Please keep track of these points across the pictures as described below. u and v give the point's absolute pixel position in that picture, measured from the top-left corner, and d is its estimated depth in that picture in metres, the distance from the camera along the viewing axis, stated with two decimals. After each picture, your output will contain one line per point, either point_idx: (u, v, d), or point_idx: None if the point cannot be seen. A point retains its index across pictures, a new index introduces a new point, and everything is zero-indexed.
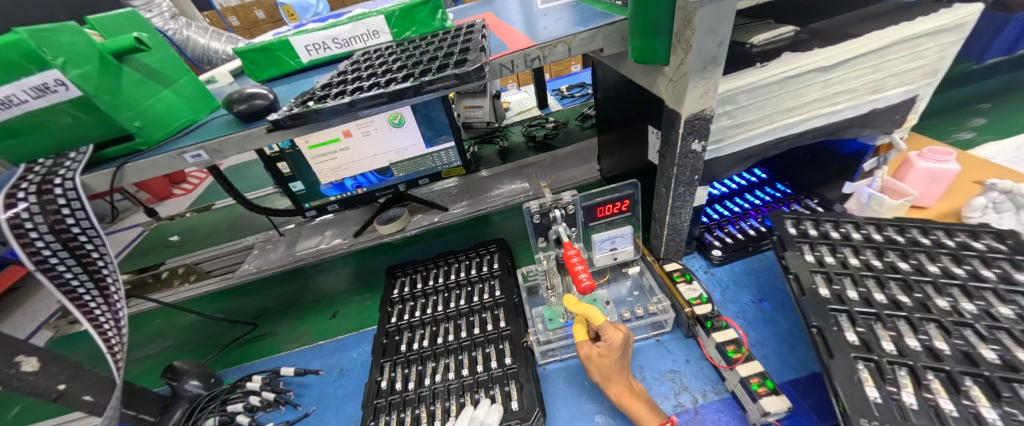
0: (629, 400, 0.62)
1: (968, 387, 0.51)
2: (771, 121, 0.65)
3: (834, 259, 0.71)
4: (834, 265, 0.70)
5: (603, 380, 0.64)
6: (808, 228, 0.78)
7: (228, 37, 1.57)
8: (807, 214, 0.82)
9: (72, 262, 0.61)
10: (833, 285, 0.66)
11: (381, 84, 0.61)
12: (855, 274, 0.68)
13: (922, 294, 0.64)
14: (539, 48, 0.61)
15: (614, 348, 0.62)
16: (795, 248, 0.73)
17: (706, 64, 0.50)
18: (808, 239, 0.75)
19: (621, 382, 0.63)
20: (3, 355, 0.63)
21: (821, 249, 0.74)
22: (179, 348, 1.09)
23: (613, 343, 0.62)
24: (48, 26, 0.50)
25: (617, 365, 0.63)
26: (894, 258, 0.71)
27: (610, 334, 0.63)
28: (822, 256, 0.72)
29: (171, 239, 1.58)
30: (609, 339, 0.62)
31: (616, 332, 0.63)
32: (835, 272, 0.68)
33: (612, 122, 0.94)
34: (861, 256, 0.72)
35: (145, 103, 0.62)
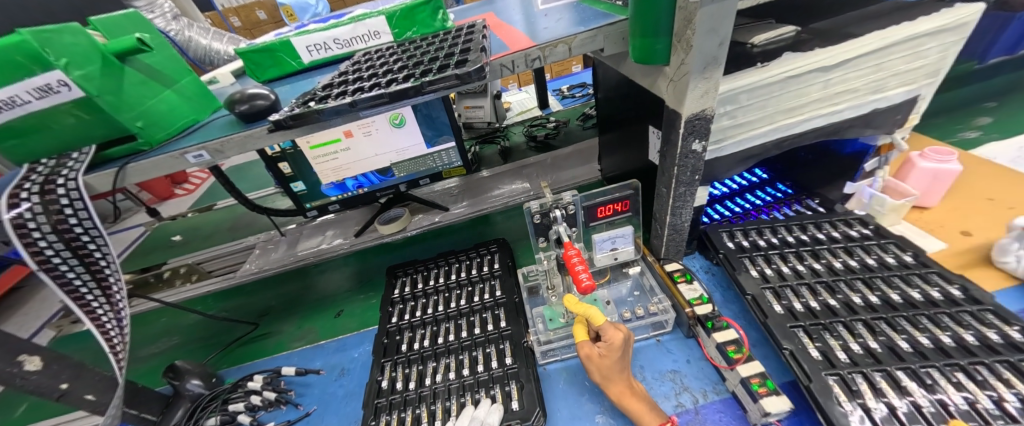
0: (629, 401, 0.62)
1: (903, 381, 0.58)
2: (772, 121, 0.65)
3: (773, 271, 0.78)
4: (773, 277, 0.77)
5: (605, 382, 0.64)
6: (744, 243, 0.85)
7: (230, 37, 1.57)
8: (746, 229, 0.89)
9: (75, 262, 0.62)
10: (781, 302, 0.72)
11: (381, 84, 0.61)
12: (793, 284, 0.75)
13: (844, 295, 0.72)
14: (540, 48, 0.61)
15: (614, 348, 0.62)
16: (740, 264, 0.79)
17: (707, 64, 0.50)
18: (745, 252, 0.82)
19: (621, 383, 0.63)
20: (5, 354, 0.63)
21: (757, 263, 0.80)
22: (181, 348, 1.09)
23: (614, 343, 0.62)
24: (51, 27, 0.50)
25: (617, 365, 0.63)
26: (816, 261, 0.79)
27: (611, 334, 0.63)
28: (761, 270, 0.79)
29: (173, 239, 1.58)
30: (609, 339, 0.63)
31: (617, 332, 0.63)
32: (777, 285, 0.75)
33: (612, 122, 0.94)
34: (792, 265, 0.79)
35: (147, 103, 0.62)
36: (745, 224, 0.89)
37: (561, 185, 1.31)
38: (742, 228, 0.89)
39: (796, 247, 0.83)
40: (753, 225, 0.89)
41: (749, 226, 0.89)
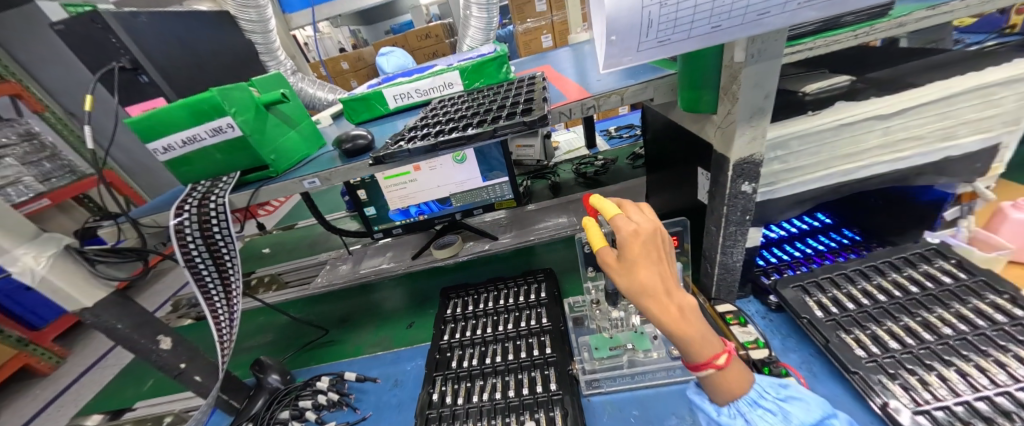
0: (683, 329, 0.46)
1: None
2: (827, 167, 0.66)
3: (871, 340, 0.69)
4: (871, 346, 0.68)
5: (642, 297, 0.46)
6: (825, 301, 0.78)
7: (331, 87, 1.84)
8: (820, 282, 0.82)
9: (210, 263, 0.77)
10: (896, 381, 0.63)
11: (459, 128, 0.73)
12: (900, 355, 0.66)
13: (960, 365, 0.62)
14: (595, 99, 0.69)
15: (636, 244, 0.46)
16: (832, 332, 0.72)
17: (753, 114, 0.53)
18: (832, 316, 0.75)
19: (662, 292, 0.46)
20: (149, 332, 0.78)
21: (851, 328, 0.72)
22: (263, 347, 1.24)
23: (632, 240, 0.46)
24: (229, 86, 0.70)
25: (655, 272, 0.46)
26: (913, 322, 0.70)
27: (630, 226, 0.46)
28: (858, 338, 0.70)
29: (262, 251, 1.82)
30: (625, 236, 0.46)
31: (633, 225, 0.46)
32: (882, 358, 0.66)
33: (661, 162, 0.98)
34: (886, 327, 0.71)
35: (279, 141, 0.80)
36: (817, 274, 0.83)
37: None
38: (814, 280, 0.82)
39: (885, 304, 0.74)
40: (827, 274, 0.83)
41: (822, 278, 0.82)
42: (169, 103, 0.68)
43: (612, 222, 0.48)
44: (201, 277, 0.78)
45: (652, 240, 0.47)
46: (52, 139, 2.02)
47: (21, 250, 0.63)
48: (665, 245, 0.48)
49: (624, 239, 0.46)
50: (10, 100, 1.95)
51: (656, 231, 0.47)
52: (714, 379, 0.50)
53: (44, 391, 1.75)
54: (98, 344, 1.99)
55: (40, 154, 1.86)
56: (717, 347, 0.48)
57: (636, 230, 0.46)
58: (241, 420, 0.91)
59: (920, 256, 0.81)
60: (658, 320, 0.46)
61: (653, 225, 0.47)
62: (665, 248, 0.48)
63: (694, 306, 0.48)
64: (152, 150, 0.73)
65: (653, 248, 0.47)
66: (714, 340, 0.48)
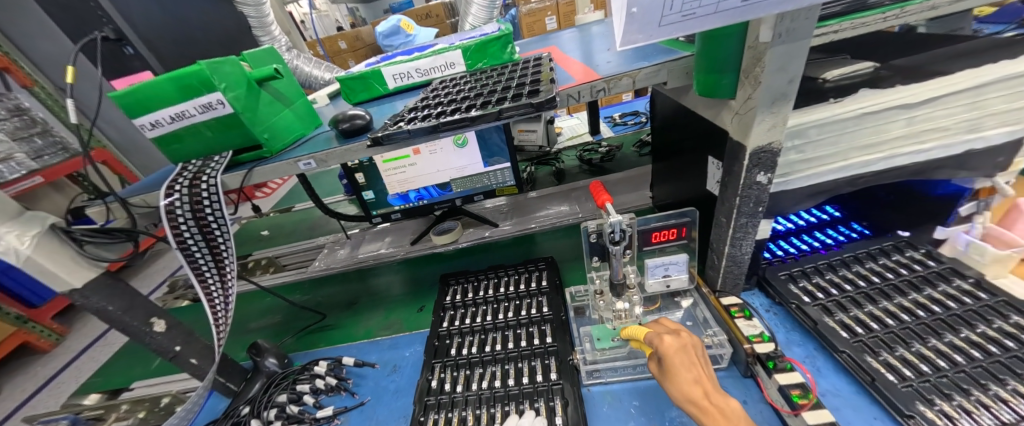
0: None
1: None
2: (845, 158, 0.63)
3: (856, 322, 0.70)
4: (856, 327, 0.70)
5: (685, 401, 0.55)
6: (810, 287, 0.79)
7: (328, 65, 1.78)
8: (805, 270, 0.83)
9: (203, 246, 0.75)
10: (879, 358, 0.64)
11: (461, 109, 0.70)
12: (882, 334, 0.67)
13: (936, 341, 0.64)
14: (605, 81, 0.66)
15: (671, 356, 0.58)
16: (819, 315, 0.73)
17: (775, 99, 0.50)
18: (818, 300, 0.76)
19: (700, 396, 0.54)
20: (142, 315, 0.76)
21: (835, 311, 0.73)
22: (261, 330, 1.23)
23: (667, 352, 0.58)
24: (219, 59, 0.66)
25: (688, 375, 0.56)
26: (891, 305, 0.72)
27: (663, 339, 0.59)
28: (842, 321, 0.71)
29: (261, 233, 1.79)
30: (661, 349, 0.59)
31: (666, 339, 0.59)
32: (868, 338, 0.67)
33: (669, 150, 0.95)
34: (868, 310, 0.72)
35: (271, 120, 0.77)
36: (803, 263, 0.84)
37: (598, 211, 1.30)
38: (800, 268, 0.83)
39: (865, 290, 0.75)
40: (811, 263, 0.84)
41: (808, 267, 0.83)
42: (156, 76, 0.65)
43: (648, 337, 0.62)
44: (195, 260, 0.76)
45: (683, 351, 0.58)
46: (42, 115, 1.96)
47: (4, 229, 0.60)
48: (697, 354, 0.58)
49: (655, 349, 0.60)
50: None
51: (691, 348, 0.59)
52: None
53: (42, 368, 1.75)
54: (96, 323, 1.99)
55: (31, 130, 1.83)
56: None
57: (672, 345, 0.59)
58: (239, 403, 0.91)
59: (904, 255, 0.81)
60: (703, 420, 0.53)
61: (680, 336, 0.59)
62: (702, 361, 0.59)
63: (737, 410, 0.52)
64: (139, 126, 0.70)
65: (687, 357, 0.57)
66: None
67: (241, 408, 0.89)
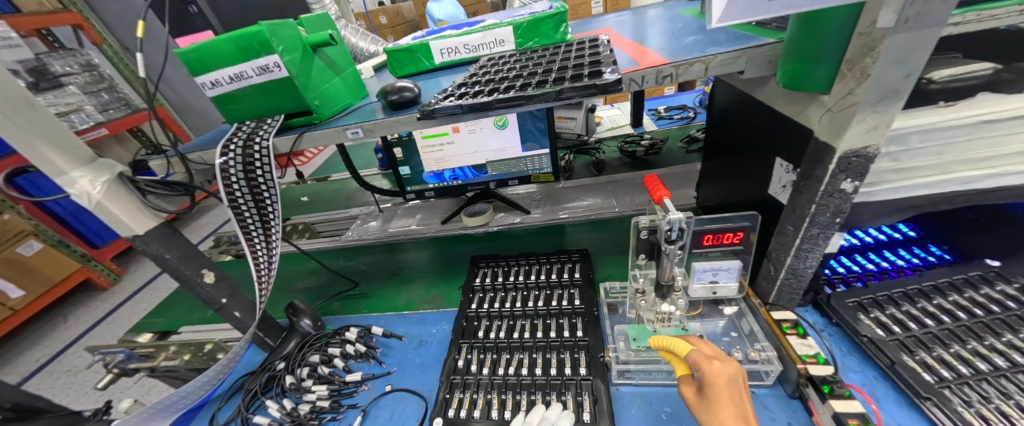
0: None
1: None
2: (945, 171, 0.56)
3: (940, 363, 0.63)
4: (942, 369, 0.62)
5: None
6: (884, 319, 0.71)
7: (373, 38, 1.78)
8: (877, 299, 0.75)
9: (253, 206, 0.77)
10: (971, 407, 0.57)
11: (514, 88, 0.66)
12: (973, 380, 0.60)
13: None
14: (674, 66, 0.60)
15: (716, 384, 0.54)
16: (895, 352, 0.66)
17: (884, 96, 0.44)
18: (895, 335, 0.69)
19: None
20: (194, 266, 0.79)
21: (915, 349, 0.66)
22: (296, 291, 1.28)
23: (714, 379, 0.54)
24: (278, 21, 0.66)
25: (736, 407, 0.52)
26: (981, 346, 0.64)
27: (710, 366, 0.55)
28: (924, 361, 0.64)
29: (301, 199, 1.83)
30: (708, 373, 0.55)
31: (716, 365, 0.55)
32: (956, 384, 0.60)
33: (725, 149, 0.88)
34: (954, 350, 0.64)
35: (323, 86, 0.77)
36: (874, 291, 0.76)
37: (635, 206, 1.25)
38: (871, 296, 0.76)
39: (949, 326, 0.68)
40: (884, 291, 0.75)
41: (880, 294, 0.75)
42: (218, 35, 0.65)
43: (689, 358, 0.58)
44: (243, 218, 0.78)
45: (732, 381, 0.55)
46: (108, 72, 2.10)
47: (78, 174, 0.64)
48: (743, 387, 0.55)
49: (702, 373, 0.56)
50: (72, 30, 2.00)
51: (737, 378, 0.55)
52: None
53: (102, 304, 1.92)
54: (149, 268, 2.15)
55: (99, 85, 1.98)
56: None
57: (719, 371, 0.55)
58: (274, 358, 0.95)
59: (995, 287, 0.72)
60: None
61: (731, 365, 0.56)
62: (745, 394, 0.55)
63: None
64: (200, 85, 0.72)
65: (733, 389, 0.54)
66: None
67: (277, 363, 0.93)
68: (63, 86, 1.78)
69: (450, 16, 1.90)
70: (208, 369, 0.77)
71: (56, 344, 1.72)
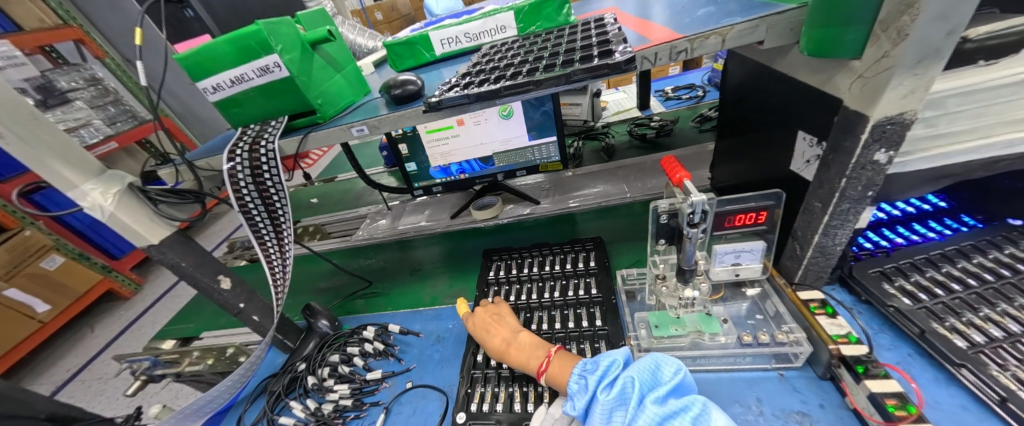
0: (511, 356, 0.74)
1: None
2: (984, 134, 0.53)
3: (972, 328, 0.62)
4: (974, 335, 0.61)
5: (492, 351, 0.77)
6: (909, 287, 0.70)
7: (371, 34, 1.76)
8: (900, 266, 0.73)
9: (263, 210, 0.76)
10: (1007, 371, 0.56)
11: (521, 73, 0.64)
12: (1007, 343, 0.58)
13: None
14: (688, 40, 0.57)
15: (476, 326, 0.83)
16: (924, 320, 0.64)
17: (923, 57, 0.41)
18: (922, 303, 0.67)
19: (498, 343, 0.77)
20: (210, 273, 0.79)
21: (944, 316, 0.64)
22: (312, 292, 1.29)
23: (474, 325, 0.83)
24: (275, 20, 0.65)
25: (487, 333, 0.80)
26: (1012, 308, 0.62)
27: (470, 318, 0.85)
28: (954, 327, 0.63)
29: (311, 201, 1.83)
30: (470, 325, 0.84)
31: (471, 317, 0.85)
32: (989, 348, 0.59)
33: (741, 126, 0.85)
34: (984, 314, 0.62)
35: (324, 85, 0.75)
36: (896, 259, 0.74)
37: (647, 190, 1.22)
38: (893, 265, 0.74)
39: (978, 290, 0.66)
40: (906, 258, 0.74)
41: (903, 262, 0.74)
42: (216, 38, 0.64)
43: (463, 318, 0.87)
44: (254, 223, 0.78)
45: (484, 319, 0.83)
46: (113, 85, 2.10)
47: (89, 186, 0.64)
48: (493, 317, 0.83)
49: (470, 324, 0.84)
50: (75, 45, 2.00)
51: (489, 313, 0.84)
52: (553, 382, 0.67)
53: (125, 313, 1.96)
54: (167, 277, 2.19)
55: (105, 99, 1.99)
56: (539, 357, 0.71)
57: (477, 317, 0.84)
58: (295, 360, 0.96)
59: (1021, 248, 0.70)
60: (503, 359, 0.75)
61: (481, 310, 0.85)
62: (500, 316, 0.83)
63: (521, 342, 0.75)
64: (202, 90, 0.71)
65: (487, 322, 0.82)
66: (542, 353, 0.71)
67: (297, 364, 0.94)
68: (70, 101, 1.81)
69: (448, 8, 1.86)
70: (230, 374, 0.77)
71: (84, 354, 1.77)
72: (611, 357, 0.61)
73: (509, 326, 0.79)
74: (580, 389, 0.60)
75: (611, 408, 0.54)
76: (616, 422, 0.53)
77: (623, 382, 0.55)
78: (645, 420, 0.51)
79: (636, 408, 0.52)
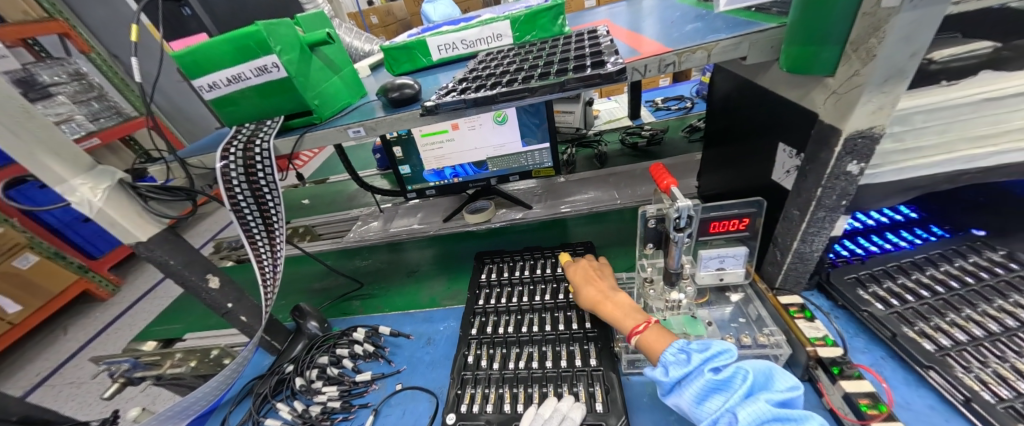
0: (606, 308, 0.72)
1: None
2: (948, 150, 0.57)
3: (939, 333, 0.65)
4: (941, 338, 0.64)
5: (587, 301, 0.77)
6: (882, 293, 0.73)
7: (367, 37, 1.77)
8: (874, 273, 0.77)
9: (255, 209, 0.76)
10: (970, 373, 0.59)
11: (516, 80, 0.66)
12: (971, 347, 0.62)
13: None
14: (676, 54, 0.60)
15: (576, 276, 0.84)
16: (895, 325, 0.68)
17: (890, 77, 0.44)
18: (893, 308, 0.70)
19: (598, 295, 0.76)
20: (199, 271, 0.79)
21: (914, 320, 0.68)
22: (301, 294, 1.28)
23: (575, 274, 0.85)
24: (274, 21, 0.66)
25: (587, 283, 0.80)
26: (975, 313, 0.66)
27: (572, 267, 0.87)
28: (923, 331, 0.66)
29: (302, 202, 1.82)
30: (570, 274, 0.86)
31: (574, 266, 0.86)
32: (954, 351, 0.62)
33: (727, 137, 0.88)
34: (951, 319, 0.66)
35: (322, 86, 0.76)
36: (870, 266, 0.78)
37: (636, 197, 1.25)
38: (868, 271, 0.77)
39: (944, 296, 0.70)
40: (879, 265, 0.78)
41: (876, 269, 0.77)
42: (215, 37, 0.65)
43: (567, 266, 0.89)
44: (246, 221, 0.77)
45: (585, 271, 0.84)
46: (98, 80, 2.06)
47: (78, 181, 0.63)
48: (594, 272, 0.83)
49: (570, 274, 0.86)
50: (59, 38, 1.96)
51: (592, 267, 0.85)
52: (644, 346, 0.63)
53: (102, 315, 1.91)
54: (147, 277, 2.14)
55: (89, 94, 1.95)
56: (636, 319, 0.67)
57: (578, 269, 0.86)
58: (282, 361, 0.95)
59: (985, 257, 0.74)
60: (598, 311, 0.74)
61: (585, 263, 0.86)
62: (603, 275, 0.83)
63: (621, 301, 0.72)
64: (198, 88, 0.71)
65: (587, 275, 0.82)
66: (639, 316, 0.67)
67: (285, 366, 0.93)
68: (52, 96, 1.74)
69: (445, 16, 1.89)
70: (217, 375, 0.77)
71: (56, 357, 1.71)
72: (727, 347, 0.56)
73: (610, 284, 0.78)
74: (677, 362, 0.57)
75: (710, 391, 0.53)
76: (709, 405, 0.53)
77: (735, 373, 0.53)
78: (750, 413, 0.49)
79: (739, 400, 0.51)
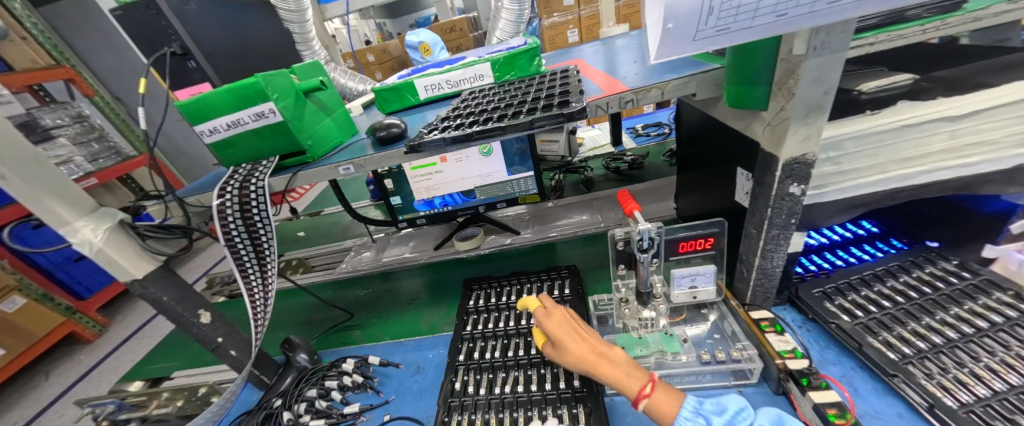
0: (605, 369, 0.59)
1: None
2: (882, 171, 0.62)
3: (902, 342, 0.68)
4: (903, 347, 0.67)
5: (577, 362, 0.61)
6: (847, 305, 0.77)
7: (362, 77, 1.87)
8: (839, 286, 0.81)
9: (248, 244, 0.79)
10: (933, 380, 0.62)
11: (494, 119, 0.72)
12: (931, 354, 0.65)
13: (987, 360, 0.62)
14: (634, 92, 0.67)
15: (556, 328, 0.65)
16: (861, 335, 0.71)
17: (810, 111, 0.50)
18: (859, 319, 0.74)
19: (590, 354, 0.61)
20: (191, 307, 0.81)
21: (878, 330, 0.71)
22: (292, 326, 1.29)
23: (554, 327, 0.65)
24: (271, 72, 0.73)
25: (572, 337, 0.63)
26: (934, 321, 0.70)
27: (549, 317, 0.66)
28: (887, 340, 0.69)
29: (297, 235, 1.86)
30: (547, 327, 0.65)
31: (552, 316, 0.66)
32: (916, 359, 0.65)
33: (695, 161, 0.94)
34: (912, 328, 0.70)
35: (314, 128, 0.82)
36: (835, 279, 0.82)
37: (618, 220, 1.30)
38: (834, 285, 0.81)
39: (904, 306, 0.73)
40: (843, 278, 0.82)
41: (841, 282, 0.81)
42: (217, 88, 0.71)
43: (537, 314, 0.67)
44: (239, 255, 0.80)
45: (566, 322, 0.65)
46: (100, 122, 2.13)
47: (81, 223, 0.67)
48: (577, 320, 0.66)
49: (546, 327, 0.65)
50: (65, 84, 2.05)
51: (572, 314, 0.67)
52: (654, 412, 0.56)
53: (86, 357, 1.87)
54: (135, 317, 2.11)
55: (90, 135, 2.01)
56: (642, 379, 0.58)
57: (555, 319, 0.66)
58: (270, 396, 0.95)
59: (939, 268, 0.79)
60: (593, 373, 0.60)
61: (563, 309, 0.67)
62: (582, 323, 0.67)
63: (617, 357, 0.61)
64: (199, 133, 0.77)
65: (569, 326, 0.65)
66: (644, 375, 0.58)
67: (273, 400, 0.93)
68: (53, 139, 1.81)
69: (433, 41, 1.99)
70: (205, 410, 0.77)
71: (37, 403, 1.66)
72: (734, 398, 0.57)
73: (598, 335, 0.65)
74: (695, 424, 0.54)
75: None
76: None
77: None
78: None
79: None
